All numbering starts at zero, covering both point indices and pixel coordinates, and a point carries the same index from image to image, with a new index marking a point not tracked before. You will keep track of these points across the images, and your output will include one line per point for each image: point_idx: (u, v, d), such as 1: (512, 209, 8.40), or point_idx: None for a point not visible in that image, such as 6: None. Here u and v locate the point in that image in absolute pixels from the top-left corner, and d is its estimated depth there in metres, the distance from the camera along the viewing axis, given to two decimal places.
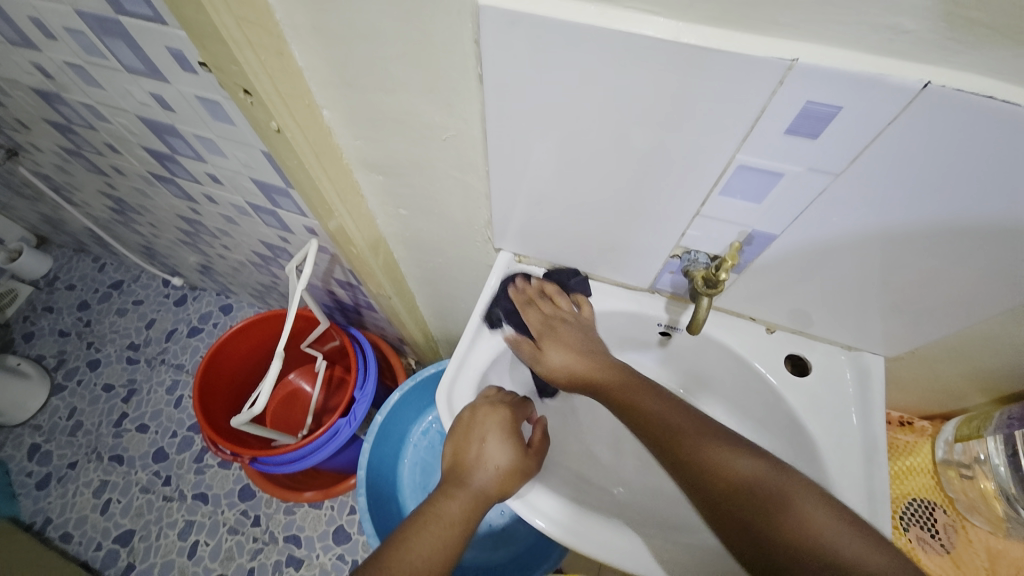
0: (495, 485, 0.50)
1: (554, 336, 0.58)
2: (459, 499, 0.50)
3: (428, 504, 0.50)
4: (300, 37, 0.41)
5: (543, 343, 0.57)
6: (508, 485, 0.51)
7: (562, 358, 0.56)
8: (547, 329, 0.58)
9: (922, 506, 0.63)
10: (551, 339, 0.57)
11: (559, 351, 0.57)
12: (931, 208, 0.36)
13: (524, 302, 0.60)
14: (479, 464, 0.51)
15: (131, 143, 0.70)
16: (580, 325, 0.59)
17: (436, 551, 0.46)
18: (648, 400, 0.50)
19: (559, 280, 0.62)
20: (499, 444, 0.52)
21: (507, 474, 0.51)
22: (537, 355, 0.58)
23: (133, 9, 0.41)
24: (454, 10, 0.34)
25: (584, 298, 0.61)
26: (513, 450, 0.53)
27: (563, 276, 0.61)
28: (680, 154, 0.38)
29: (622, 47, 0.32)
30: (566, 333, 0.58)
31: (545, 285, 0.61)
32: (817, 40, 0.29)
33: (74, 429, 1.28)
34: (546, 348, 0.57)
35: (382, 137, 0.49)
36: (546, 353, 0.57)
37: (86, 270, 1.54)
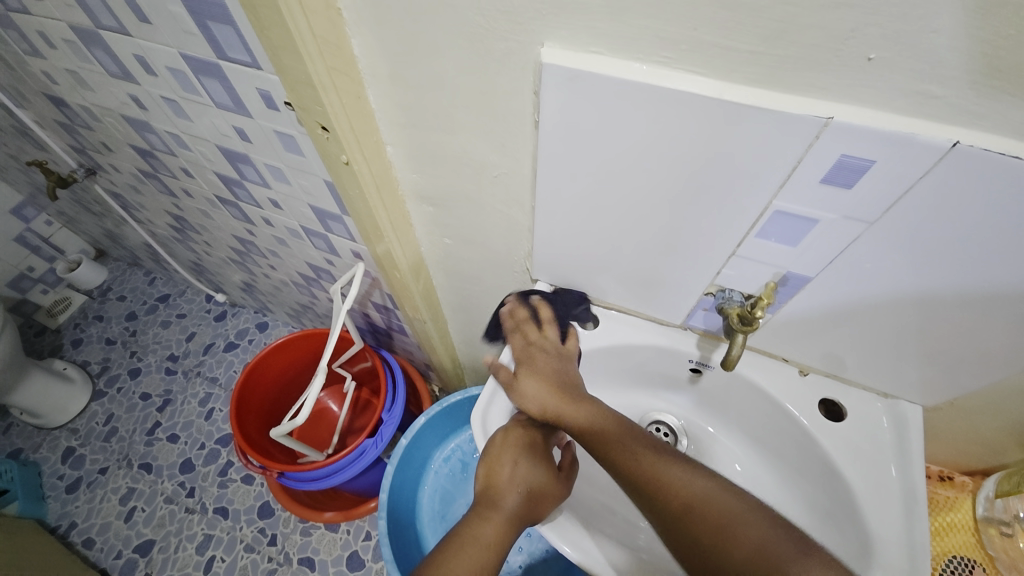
0: (529, 507, 0.52)
1: (531, 367, 0.58)
2: (493, 522, 0.51)
3: (463, 527, 0.51)
4: (377, 83, 0.46)
5: (524, 372, 0.58)
6: (540, 506, 0.52)
7: (533, 391, 0.57)
8: (527, 358, 0.59)
9: (963, 565, 0.59)
10: (528, 370, 0.58)
11: (535, 382, 0.57)
12: (969, 257, 0.37)
13: (511, 328, 0.62)
14: (512, 488, 0.53)
15: (204, 168, 0.77)
16: (560, 356, 0.60)
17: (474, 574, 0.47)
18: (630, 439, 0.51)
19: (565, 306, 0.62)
20: (531, 467, 0.54)
21: (540, 496, 0.53)
22: (512, 383, 0.58)
23: (234, 55, 0.48)
24: (519, 65, 0.38)
25: (572, 332, 0.62)
26: (544, 472, 0.54)
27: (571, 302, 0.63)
28: (720, 199, 0.41)
29: (669, 101, 0.35)
30: (544, 363, 0.59)
31: (540, 308, 0.62)
32: (852, 102, 0.32)
33: (109, 435, 1.33)
34: (522, 378, 0.58)
35: (438, 173, 0.54)
36: (522, 384, 0.57)
37: (137, 283, 1.64)
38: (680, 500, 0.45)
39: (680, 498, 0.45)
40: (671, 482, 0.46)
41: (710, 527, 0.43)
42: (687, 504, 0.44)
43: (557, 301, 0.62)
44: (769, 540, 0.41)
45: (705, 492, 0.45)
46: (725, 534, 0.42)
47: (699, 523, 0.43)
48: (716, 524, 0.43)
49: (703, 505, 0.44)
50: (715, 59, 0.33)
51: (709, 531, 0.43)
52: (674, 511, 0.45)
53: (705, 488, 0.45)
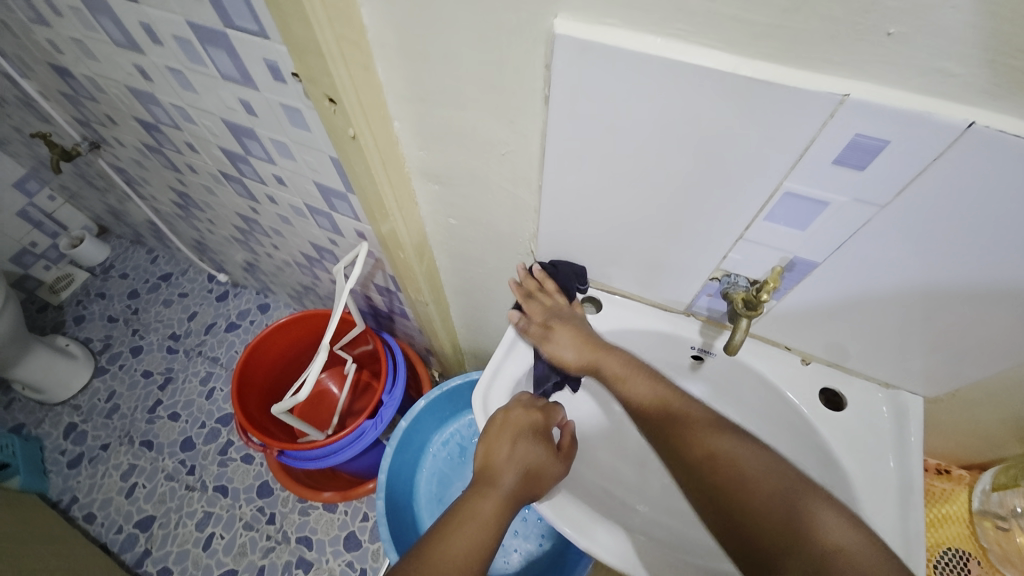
0: (528, 483, 0.52)
1: (561, 327, 0.60)
2: (493, 498, 0.51)
3: (463, 502, 0.51)
4: (386, 56, 0.45)
5: (550, 325, 0.60)
6: (541, 481, 0.53)
7: (570, 345, 0.59)
8: (552, 318, 0.61)
9: (956, 556, 0.61)
10: (559, 329, 0.60)
11: (568, 339, 0.59)
12: (980, 243, 0.37)
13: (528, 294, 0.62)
14: (512, 465, 0.53)
15: (209, 143, 0.76)
16: (579, 319, 0.61)
17: (474, 552, 0.47)
18: (661, 392, 0.54)
19: (563, 281, 0.61)
20: (530, 444, 0.54)
21: (540, 472, 0.53)
22: (545, 338, 0.60)
23: (241, 24, 0.47)
24: (531, 38, 0.37)
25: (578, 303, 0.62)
26: (544, 449, 0.55)
27: (570, 279, 0.60)
28: (731, 179, 0.41)
29: (683, 76, 0.34)
30: (571, 325, 0.60)
31: (545, 279, 0.61)
32: (867, 81, 0.31)
33: (111, 411, 1.33)
34: (554, 334, 0.60)
35: (445, 150, 0.53)
36: (553, 336, 0.60)
37: (139, 261, 1.64)
38: (706, 451, 0.47)
39: (706, 449, 0.47)
40: (696, 436, 0.48)
41: (731, 480, 0.45)
42: (711, 458, 0.46)
43: (558, 273, 0.61)
44: (782, 493, 0.43)
45: (731, 449, 0.46)
46: (746, 484, 0.44)
47: (722, 474, 0.45)
48: (738, 476, 0.45)
49: (728, 459, 0.46)
50: (731, 33, 0.32)
51: (731, 481, 0.45)
52: (699, 460, 0.47)
53: (732, 446, 0.47)
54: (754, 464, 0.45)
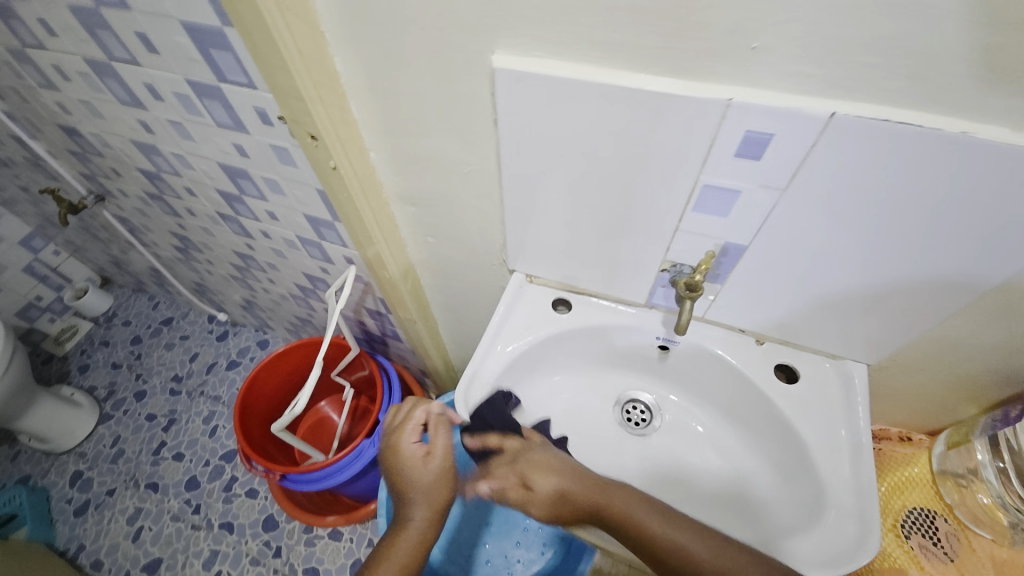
0: (427, 506, 0.61)
1: (535, 473, 0.59)
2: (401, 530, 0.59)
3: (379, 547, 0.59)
4: (358, 95, 0.53)
5: (525, 482, 0.59)
6: (434, 497, 0.61)
7: (553, 488, 0.57)
8: (523, 470, 0.60)
9: (923, 515, 0.64)
10: (535, 476, 0.58)
11: (547, 481, 0.58)
12: (870, 216, 0.43)
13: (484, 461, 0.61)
14: (412, 497, 0.61)
15: (206, 186, 0.83)
16: (541, 451, 0.61)
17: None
18: (670, 528, 0.52)
19: (495, 419, 0.62)
20: (419, 475, 0.63)
21: (429, 489, 0.62)
22: (528, 495, 0.58)
23: (233, 78, 0.55)
24: (476, 72, 0.45)
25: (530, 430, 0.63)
26: (428, 467, 0.63)
27: (497, 412, 0.63)
28: (657, 178, 0.47)
29: (601, 93, 0.41)
30: (542, 464, 0.59)
31: (488, 438, 0.61)
32: (745, 87, 0.38)
33: (117, 456, 1.36)
34: (533, 485, 0.58)
35: (416, 174, 0.60)
36: (534, 487, 0.58)
37: (141, 307, 1.69)
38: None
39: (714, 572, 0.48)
40: (708, 559, 0.49)
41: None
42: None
43: (489, 421, 0.62)
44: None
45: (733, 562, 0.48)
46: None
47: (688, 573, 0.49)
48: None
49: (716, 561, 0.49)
50: (633, 56, 0.39)
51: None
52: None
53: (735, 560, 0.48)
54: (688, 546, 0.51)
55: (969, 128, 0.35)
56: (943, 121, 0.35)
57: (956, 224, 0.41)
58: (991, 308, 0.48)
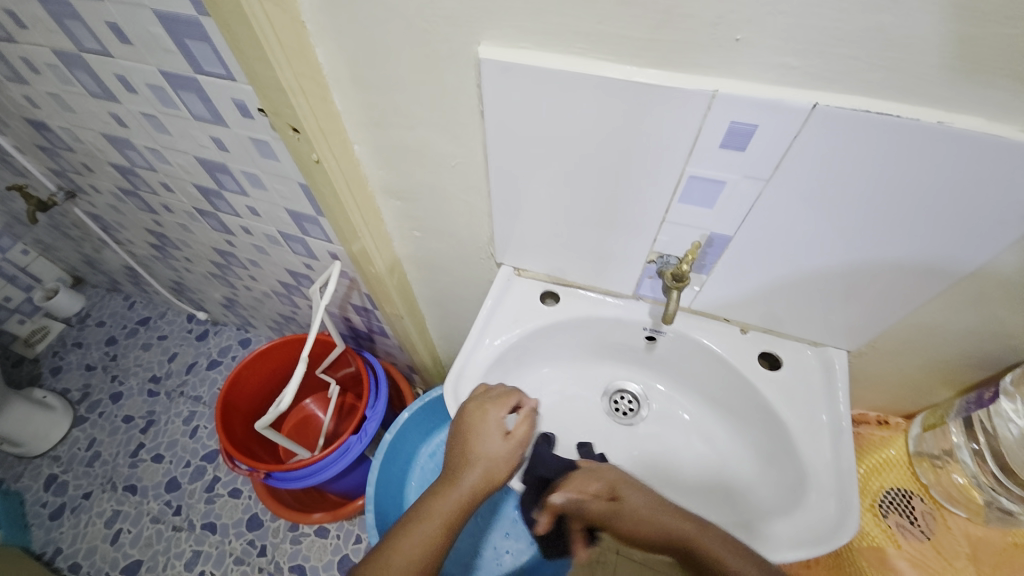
0: (484, 482, 0.56)
1: (628, 488, 0.56)
2: (449, 493, 0.55)
3: (423, 500, 0.56)
4: (341, 86, 0.51)
5: (615, 494, 0.56)
6: (494, 477, 0.56)
7: (647, 508, 0.53)
8: (614, 484, 0.56)
9: (899, 495, 0.66)
10: (628, 490, 0.55)
11: (639, 498, 0.54)
12: (851, 205, 0.44)
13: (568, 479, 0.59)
14: (471, 464, 0.56)
15: (183, 181, 0.81)
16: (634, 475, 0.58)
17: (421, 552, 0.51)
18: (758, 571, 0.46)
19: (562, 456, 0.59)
20: (485, 445, 0.57)
21: (493, 465, 0.56)
22: (616, 508, 0.55)
23: (210, 69, 0.53)
24: (462, 63, 0.44)
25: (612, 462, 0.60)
26: (500, 444, 0.57)
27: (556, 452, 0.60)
28: (644, 169, 0.47)
29: (588, 84, 0.41)
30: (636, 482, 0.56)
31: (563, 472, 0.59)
32: (730, 78, 0.39)
33: (92, 459, 1.32)
34: (623, 500, 0.55)
35: (402, 167, 0.59)
36: (624, 502, 0.55)
37: (116, 307, 1.64)
38: None
39: None
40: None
41: None
42: None
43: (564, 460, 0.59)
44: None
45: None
46: None
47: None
48: None
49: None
50: (620, 47, 0.39)
51: None
52: None
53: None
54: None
55: (946, 118, 0.36)
56: (920, 112, 0.36)
57: (934, 214, 0.42)
58: (966, 294, 0.50)
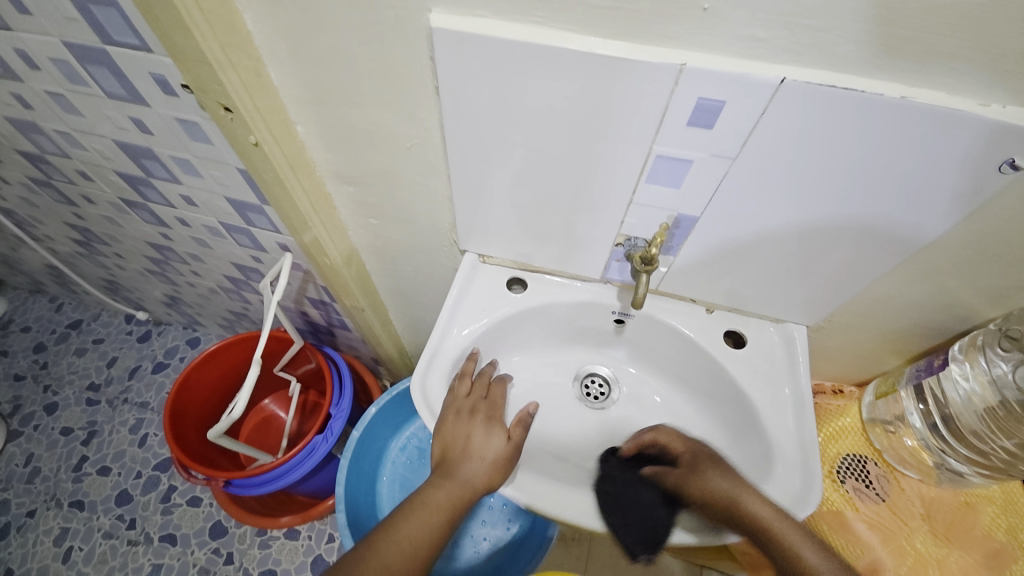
0: (483, 482, 0.54)
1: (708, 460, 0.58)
2: (448, 489, 0.55)
3: (419, 491, 0.55)
4: (277, 61, 0.46)
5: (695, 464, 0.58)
6: (494, 480, 0.55)
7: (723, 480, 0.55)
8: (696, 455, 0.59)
9: (856, 461, 0.69)
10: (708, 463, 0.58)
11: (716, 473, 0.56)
12: (814, 183, 0.44)
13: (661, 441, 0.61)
14: (471, 461, 0.56)
15: (104, 169, 0.73)
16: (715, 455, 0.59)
17: (417, 539, 0.51)
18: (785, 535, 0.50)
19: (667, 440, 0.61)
20: (485, 442, 0.57)
21: (493, 465, 0.56)
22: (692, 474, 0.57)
23: (121, 39, 0.46)
24: (412, 34, 0.40)
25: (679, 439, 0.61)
26: (501, 445, 0.57)
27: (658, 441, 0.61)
28: (613, 148, 0.45)
29: (549, 57, 0.39)
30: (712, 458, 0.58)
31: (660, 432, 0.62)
32: (696, 52, 0.37)
33: (32, 475, 1.21)
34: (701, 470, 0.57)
35: (352, 150, 0.55)
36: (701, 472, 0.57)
37: (42, 311, 1.50)
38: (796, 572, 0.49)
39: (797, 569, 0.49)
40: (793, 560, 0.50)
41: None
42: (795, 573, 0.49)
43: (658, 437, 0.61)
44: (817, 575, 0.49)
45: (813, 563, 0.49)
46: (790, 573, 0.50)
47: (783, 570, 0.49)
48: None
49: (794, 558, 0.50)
50: (582, 17, 0.36)
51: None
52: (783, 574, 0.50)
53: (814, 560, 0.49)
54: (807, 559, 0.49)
55: (909, 93, 0.36)
56: (884, 87, 0.36)
57: (896, 188, 0.42)
58: (918, 268, 0.51)
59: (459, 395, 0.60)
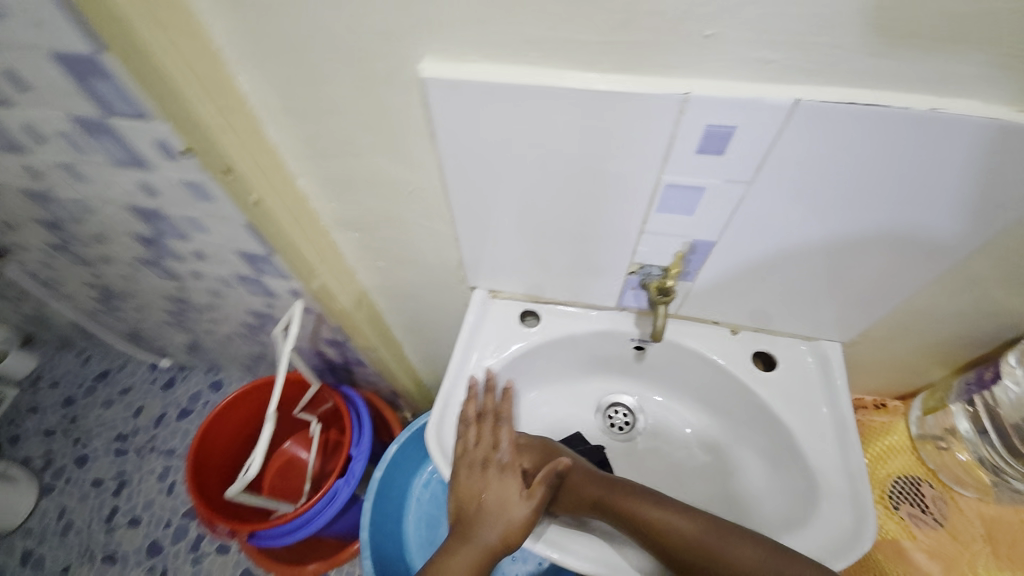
0: (502, 540, 0.52)
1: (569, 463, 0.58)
2: (467, 552, 0.53)
3: (438, 559, 0.54)
4: (272, 119, 0.46)
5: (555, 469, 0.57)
6: (511, 537, 0.52)
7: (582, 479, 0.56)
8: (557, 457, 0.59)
9: (908, 483, 0.65)
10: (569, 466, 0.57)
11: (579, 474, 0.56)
12: (838, 201, 0.41)
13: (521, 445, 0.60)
14: (488, 518, 0.53)
15: (117, 231, 0.74)
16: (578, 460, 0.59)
17: None
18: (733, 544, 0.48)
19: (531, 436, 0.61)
20: (501, 496, 0.54)
21: (510, 522, 0.52)
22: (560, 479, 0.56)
23: (121, 110, 0.47)
24: (403, 82, 0.39)
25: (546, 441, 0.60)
26: (517, 501, 0.53)
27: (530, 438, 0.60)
28: (621, 180, 0.43)
29: (546, 97, 0.37)
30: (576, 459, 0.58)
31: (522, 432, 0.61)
32: (700, 79, 0.35)
33: (66, 529, 1.22)
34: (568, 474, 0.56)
35: (354, 197, 0.54)
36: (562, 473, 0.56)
37: (70, 364, 1.53)
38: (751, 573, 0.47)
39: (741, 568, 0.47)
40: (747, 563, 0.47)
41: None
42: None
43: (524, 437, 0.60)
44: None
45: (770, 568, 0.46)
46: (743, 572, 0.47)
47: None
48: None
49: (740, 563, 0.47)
50: (578, 53, 0.35)
51: None
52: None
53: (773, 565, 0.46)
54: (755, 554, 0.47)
55: (936, 104, 0.33)
56: (909, 99, 0.33)
57: (926, 200, 0.39)
58: (959, 278, 0.48)
59: (469, 443, 0.57)
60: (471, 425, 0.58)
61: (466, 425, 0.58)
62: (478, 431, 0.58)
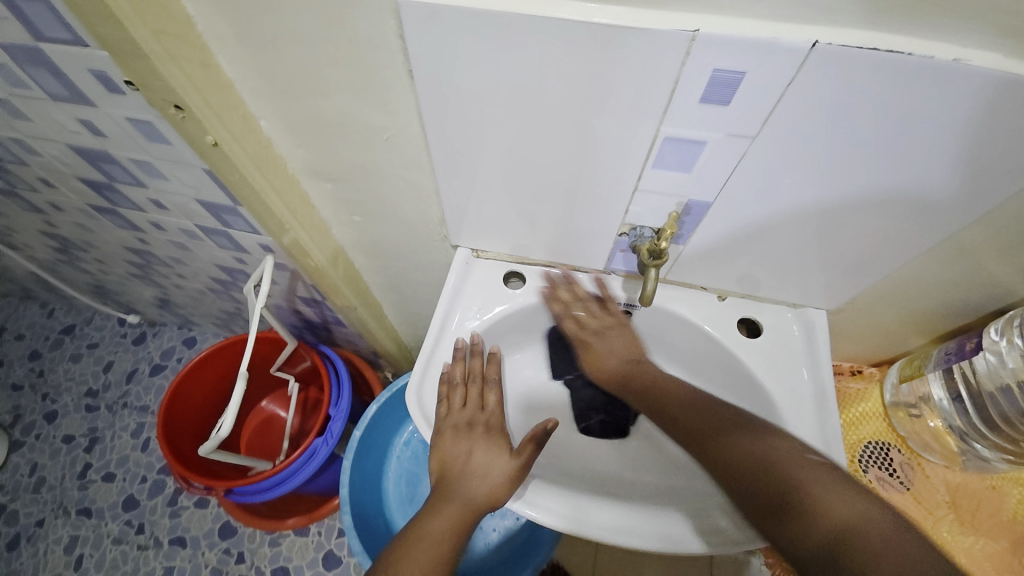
0: (488, 500, 0.50)
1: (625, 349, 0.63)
2: (449, 516, 0.51)
3: (415, 524, 0.52)
4: (227, 48, 0.41)
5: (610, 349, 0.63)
6: (498, 498, 0.50)
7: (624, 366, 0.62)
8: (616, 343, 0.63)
9: (879, 449, 0.66)
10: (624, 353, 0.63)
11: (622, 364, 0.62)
12: (844, 161, 0.39)
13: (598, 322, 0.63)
14: (473, 478, 0.52)
15: (66, 175, 0.67)
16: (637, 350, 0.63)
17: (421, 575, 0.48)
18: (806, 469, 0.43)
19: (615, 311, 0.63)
20: (489, 457, 0.53)
21: (496, 482, 0.51)
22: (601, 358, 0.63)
23: (52, 34, 0.41)
24: (375, 8, 0.34)
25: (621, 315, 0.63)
26: (504, 461, 0.53)
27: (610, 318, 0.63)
28: (615, 131, 0.40)
29: (537, 30, 0.33)
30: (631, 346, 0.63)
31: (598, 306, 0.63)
32: (710, 15, 0.31)
33: (38, 484, 1.20)
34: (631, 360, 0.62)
35: (324, 144, 0.49)
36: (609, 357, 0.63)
37: (35, 317, 1.47)
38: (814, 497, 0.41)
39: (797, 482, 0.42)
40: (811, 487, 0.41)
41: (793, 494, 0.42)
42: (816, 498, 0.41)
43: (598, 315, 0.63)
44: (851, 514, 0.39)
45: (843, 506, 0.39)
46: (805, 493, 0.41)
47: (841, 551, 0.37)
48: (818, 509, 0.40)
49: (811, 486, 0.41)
50: None
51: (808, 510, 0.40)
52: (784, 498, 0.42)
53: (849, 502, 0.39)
54: (845, 512, 0.39)
55: (962, 54, 0.30)
56: (934, 48, 0.30)
57: (935, 161, 0.37)
58: (953, 248, 0.47)
59: (455, 405, 0.56)
60: (457, 387, 0.57)
61: (451, 386, 0.56)
62: (464, 394, 0.57)
